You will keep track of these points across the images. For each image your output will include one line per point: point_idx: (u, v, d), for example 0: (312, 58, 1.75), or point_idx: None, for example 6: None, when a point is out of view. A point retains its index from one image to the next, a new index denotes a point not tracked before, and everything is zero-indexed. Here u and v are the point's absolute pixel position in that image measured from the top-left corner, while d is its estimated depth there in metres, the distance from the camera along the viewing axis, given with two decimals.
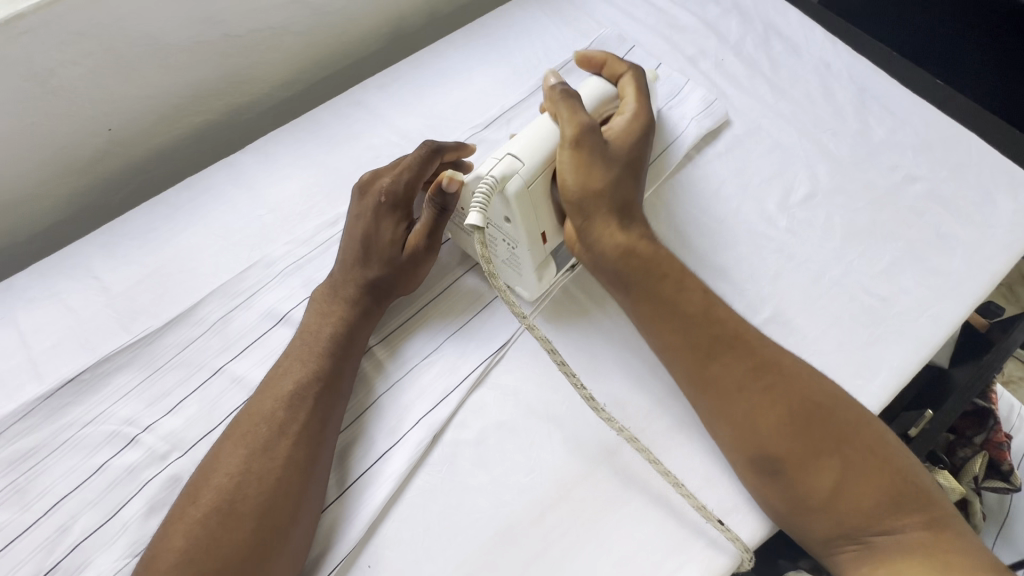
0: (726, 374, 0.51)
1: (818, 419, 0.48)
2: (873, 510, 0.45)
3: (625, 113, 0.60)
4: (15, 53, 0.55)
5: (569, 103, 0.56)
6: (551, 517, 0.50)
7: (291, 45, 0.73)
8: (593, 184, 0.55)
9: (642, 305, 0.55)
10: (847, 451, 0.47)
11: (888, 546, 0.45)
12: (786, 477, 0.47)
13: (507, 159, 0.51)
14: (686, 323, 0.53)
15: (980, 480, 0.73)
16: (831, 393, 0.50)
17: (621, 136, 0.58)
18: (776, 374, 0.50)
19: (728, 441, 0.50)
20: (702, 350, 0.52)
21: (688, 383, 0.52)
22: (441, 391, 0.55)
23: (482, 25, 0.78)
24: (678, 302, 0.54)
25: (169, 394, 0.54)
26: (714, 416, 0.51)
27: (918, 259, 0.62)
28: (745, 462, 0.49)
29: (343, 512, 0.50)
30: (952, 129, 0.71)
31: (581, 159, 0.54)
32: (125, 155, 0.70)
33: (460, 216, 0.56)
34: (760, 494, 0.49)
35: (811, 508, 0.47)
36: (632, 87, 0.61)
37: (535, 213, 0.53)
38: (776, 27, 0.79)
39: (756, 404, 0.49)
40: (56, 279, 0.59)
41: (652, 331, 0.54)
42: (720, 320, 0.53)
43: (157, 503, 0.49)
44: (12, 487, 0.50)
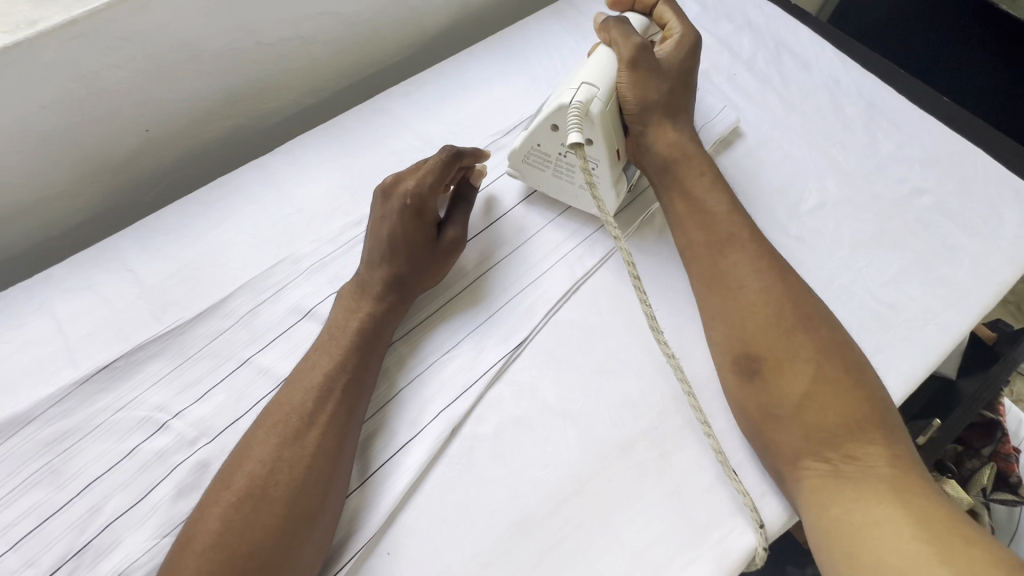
0: (732, 270, 0.56)
1: (802, 327, 0.52)
2: (838, 429, 0.48)
3: (672, 34, 0.66)
4: (65, 58, 0.58)
5: (622, 29, 0.62)
6: (565, 510, 0.51)
7: (320, 54, 0.76)
8: (651, 96, 0.61)
9: (678, 204, 0.61)
10: (823, 364, 0.50)
11: (852, 471, 0.46)
12: (762, 379, 0.51)
13: (586, 85, 0.58)
14: (702, 225, 0.59)
15: (988, 491, 0.74)
16: (820, 311, 0.54)
17: (672, 51, 0.64)
18: (773, 281, 0.55)
19: (720, 339, 0.55)
20: (711, 248, 0.57)
21: (698, 278, 0.58)
22: (460, 387, 0.56)
23: (503, 37, 0.81)
24: (701, 207, 0.60)
25: (199, 382, 0.56)
26: (713, 312, 0.55)
27: (924, 269, 0.64)
28: (729, 365, 0.53)
29: (366, 500, 0.51)
30: (958, 144, 0.73)
31: (639, 76, 0.61)
32: (159, 154, 0.73)
33: (538, 151, 0.63)
34: (736, 398, 0.53)
35: (781, 418, 0.50)
36: (669, 12, 0.67)
37: (612, 132, 0.60)
38: (787, 44, 0.82)
39: (749, 305, 0.54)
40: (93, 271, 0.62)
41: (680, 229, 0.60)
42: (731, 226, 0.58)
43: (186, 487, 0.51)
44: (47, 468, 0.52)
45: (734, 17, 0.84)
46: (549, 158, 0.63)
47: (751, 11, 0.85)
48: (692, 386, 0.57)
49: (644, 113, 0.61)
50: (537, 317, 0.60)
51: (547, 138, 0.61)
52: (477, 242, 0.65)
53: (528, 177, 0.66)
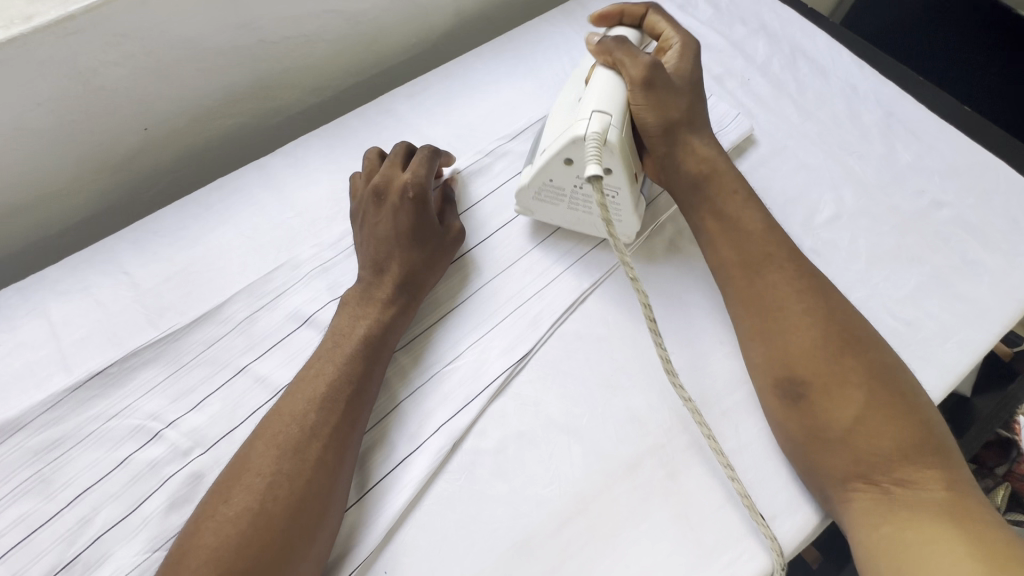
0: (772, 290, 0.54)
1: (851, 349, 0.50)
2: (890, 453, 0.46)
3: (672, 44, 0.64)
4: (62, 53, 0.56)
5: (626, 48, 0.59)
6: (569, 530, 0.49)
7: (324, 53, 0.75)
8: (673, 114, 0.59)
9: (709, 221, 0.59)
10: (874, 387, 0.49)
11: (906, 496, 0.45)
12: (808, 402, 0.49)
13: (598, 113, 0.55)
14: (740, 241, 0.57)
15: (1002, 511, 0.74)
16: (865, 330, 0.52)
17: (680, 62, 0.63)
18: (817, 301, 0.53)
19: (761, 362, 0.53)
20: (751, 265, 0.56)
21: (734, 297, 0.56)
22: (462, 400, 0.55)
23: (511, 38, 0.79)
24: (739, 221, 0.58)
25: (194, 391, 0.55)
26: (752, 334, 0.54)
27: (943, 285, 0.62)
28: (772, 388, 0.51)
29: (364, 516, 0.50)
30: (978, 155, 0.71)
31: (659, 95, 0.59)
32: (160, 153, 0.71)
33: (551, 186, 0.60)
34: (779, 422, 0.51)
35: (829, 441, 0.48)
36: (661, 21, 0.66)
37: (629, 157, 0.57)
38: (802, 48, 0.80)
39: (794, 325, 0.52)
40: (88, 273, 0.60)
41: (711, 247, 0.59)
42: (772, 242, 0.57)
43: (179, 499, 0.50)
44: (37, 477, 0.50)
45: (749, 21, 0.82)
46: (564, 191, 0.60)
47: (766, 14, 0.83)
48: (701, 403, 0.55)
49: (669, 134, 0.60)
50: (543, 327, 0.58)
51: (561, 173, 0.58)
52: (482, 248, 0.64)
53: (540, 212, 0.63)
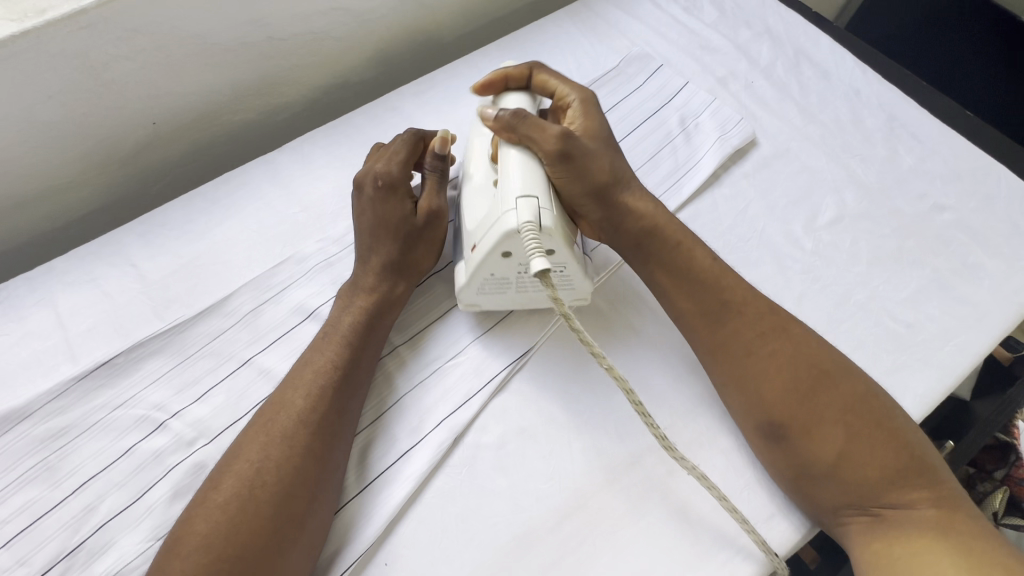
0: (735, 337, 0.53)
1: (823, 385, 0.49)
2: (876, 482, 0.46)
3: (571, 100, 0.60)
4: (73, 46, 0.57)
5: (528, 123, 0.54)
6: (568, 525, 0.50)
7: (330, 50, 0.75)
8: (598, 179, 0.55)
9: (660, 274, 0.56)
10: (852, 421, 0.48)
11: (898, 518, 0.45)
12: (789, 443, 0.49)
13: (525, 198, 0.50)
14: (696, 289, 0.55)
15: (998, 515, 0.76)
16: (837, 361, 0.51)
17: (586, 120, 0.58)
18: (782, 340, 0.52)
19: (739, 407, 0.52)
20: (711, 314, 0.54)
21: (700, 345, 0.54)
22: (463, 395, 0.55)
23: (517, 38, 0.80)
24: (690, 268, 0.55)
25: (198, 382, 0.55)
26: (723, 380, 0.53)
27: (943, 288, 0.62)
28: (753, 429, 0.51)
29: (362, 509, 0.50)
30: (981, 160, 0.71)
31: (576, 165, 0.54)
32: (166, 147, 0.72)
33: (494, 279, 0.54)
34: (765, 457, 0.51)
35: (816, 476, 0.48)
36: (551, 79, 0.61)
37: (566, 230, 0.53)
38: (806, 52, 0.80)
39: (761, 373, 0.51)
40: (96, 265, 0.61)
41: (667, 298, 0.56)
42: (729, 287, 0.54)
43: (182, 489, 0.50)
44: (42, 465, 0.51)
45: (753, 24, 0.83)
46: (508, 280, 0.54)
47: (771, 18, 0.83)
48: (700, 403, 0.56)
49: (600, 198, 0.55)
50: (545, 326, 0.59)
51: (501, 266, 0.53)
52: None
53: (487, 304, 0.58)
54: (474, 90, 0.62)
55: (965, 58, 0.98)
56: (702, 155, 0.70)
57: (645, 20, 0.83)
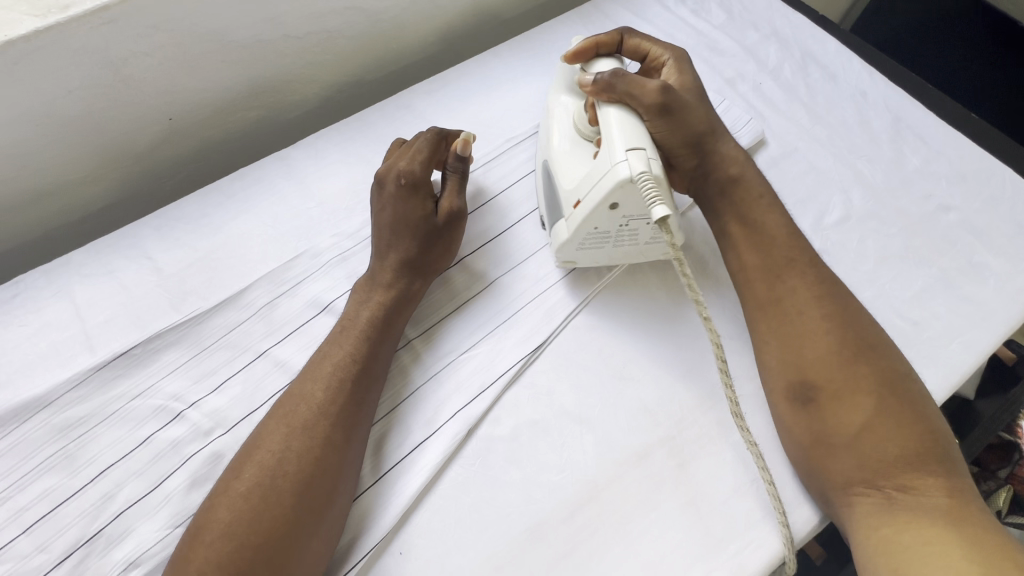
0: (792, 294, 0.54)
1: (863, 355, 0.51)
2: (895, 460, 0.47)
3: (664, 58, 0.64)
4: (93, 42, 0.58)
5: (633, 78, 0.56)
6: (580, 516, 0.50)
7: (344, 48, 0.76)
8: (697, 128, 0.59)
9: (735, 225, 0.59)
10: (883, 396, 0.49)
11: (909, 502, 0.45)
12: (817, 406, 0.50)
13: (635, 150, 0.50)
14: (761, 247, 0.57)
15: (1004, 513, 0.77)
16: (881, 339, 0.52)
17: (682, 73, 0.63)
18: (835, 307, 0.53)
19: (776, 363, 0.53)
20: (772, 270, 0.56)
21: (754, 300, 0.56)
22: (477, 388, 0.56)
23: (528, 39, 0.81)
24: (761, 227, 0.58)
25: (215, 373, 0.56)
26: (769, 335, 0.54)
27: (949, 286, 0.63)
28: (784, 392, 0.52)
29: (376, 499, 0.51)
30: (985, 161, 0.72)
31: (677, 114, 0.58)
32: (182, 142, 0.73)
33: (596, 233, 0.56)
34: (787, 424, 0.52)
35: (834, 444, 0.49)
36: (642, 42, 0.65)
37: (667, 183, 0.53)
38: (813, 54, 0.81)
39: (811, 331, 0.52)
40: (113, 257, 0.62)
41: (733, 253, 0.58)
42: (796, 246, 0.57)
43: (200, 478, 0.51)
44: (62, 453, 0.52)
45: (761, 26, 0.84)
46: (608, 235, 0.56)
47: (778, 20, 0.85)
48: (711, 397, 0.56)
49: (697, 146, 0.60)
50: (557, 320, 0.60)
51: (604, 219, 0.54)
52: (493, 243, 0.65)
53: (583, 259, 0.60)
54: (565, 58, 0.64)
55: (969, 63, 1.00)
56: None
57: (655, 22, 0.84)
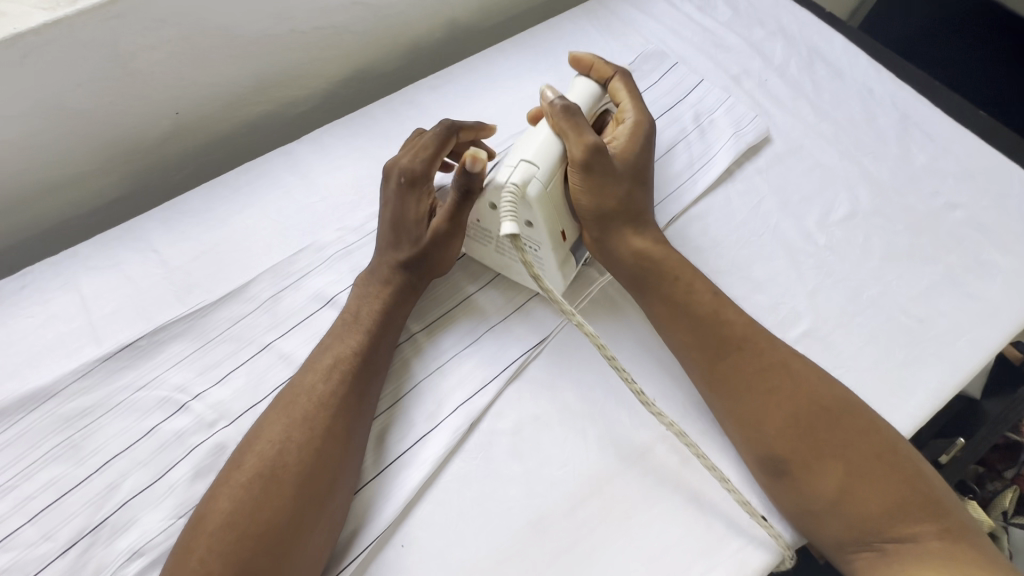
0: (735, 372, 0.52)
1: (822, 422, 0.49)
2: (880, 517, 0.45)
3: (626, 119, 0.62)
4: (102, 36, 0.58)
5: (573, 122, 0.55)
6: (583, 510, 0.50)
7: (350, 44, 0.77)
8: (609, 203, 0.57)
9: (657, 306, 0.56)
10: (851, 457, 0.47)
11: (904, 552, 0.45)
12: (791, 479, 0.48)
13: (526, 162, 0.53)
14: (695, 323, 0.54)
15: (1008, 515, 0.74)
16: (836, 396, 0.50)
17: (629, 143, 0.60)
18: (782, 377, 0.51)
19: (740, 439, 0.51)
20: (711, 350, 0.53)
21: (700, 379, 0.54)
22: (480, 381, 0.56)
23: (533, 35, 0.81)
24: (689, 304, 0.55)
25: (219, 365, 0.56)
26: (726, 413, 0.52)
27: (956, 283, 0.63)
28: (758, 466, 0.50)
29: (380, 489, 0.51)
30: (994, 158, 0.71)
31: (598, 180, 0.57)
32: (187, 137, 0.73)
33: (480, 226, 0.59)
34: (770, 494, 0.50)
35: (818, 512, 0.47)
36: (624, 92, 0.63)
37: (555, 211, 0.55)
38: (820, 51, 0.81)
39: (762, 406, 0.50)
40: (121, 251, 0.62)
41: (665, 328, 0.56)
42: (727, 322, 0.54)
43: (203, 469, 0.51)
44: (67, 443, 0.52)
45: (767, 23, 0.83)
46: (490, 234, 0.59)
47: (785, 18, 0.84)
48: None
49: (604, 222, 0.58)
50: (559, 317, 0.60)
51: (488, 216, 0.57)
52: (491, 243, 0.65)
53: (472, 249, 0.62)
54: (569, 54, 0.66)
55: (975, 61, 1.00)
56: (716, 151, 0.71)
57: (661, 19, 0.84)
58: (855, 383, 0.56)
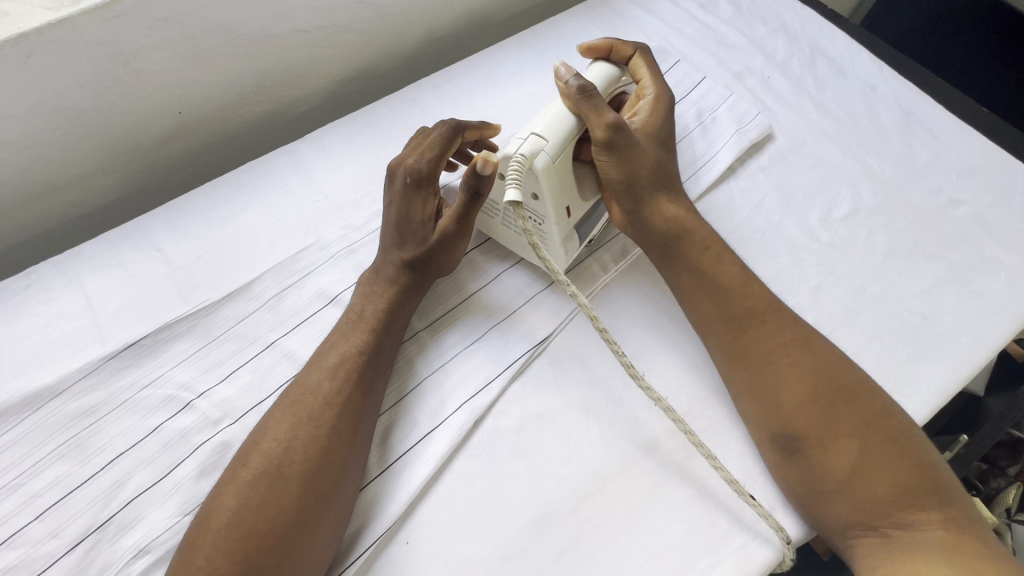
0: (758, 346, 0.52)
1: (841, 397, 0.49)
2: (887, 500, 0.46)
3: (648, 94, 0.63)
4: (106, 36, 0.58)
5: (592, 101, 0.56)
6: (587, 507, 0.50)
7: (351, 43, 0.77)
8: (639, 172, 0.58)
9: (686, 276, 0.57)
10: (866, 435, 0.48)
11: (908, 537, 0.45)
12: (805, 454, 0.48)
13: (535, 136, 0.53)
14: (718, 299, 0.55)
15: (1012, 512, 0.74)
16: (856, 374, 0.51)
17: (652, 116, 0.61)
18: (803, 352, 0.51)
19: (755, 415, 0.51)
20: (734, 322, 0.54)
21: (720, 354, 0.54)
22: (484, 379, 0.56)
23: (535, 33, 0.81)
24: (714, 278, 0.56)
25: (224, 363, 0.57)
26: (744, 389, 0.52)
27: (959, 280, 0.63)
28: (769, 443, 0.50)
29: (385, 486, 0.51)
30: (996, 155, 0.71)
31: (623, 152, 0.57)
32: (190, 136, 0.73)
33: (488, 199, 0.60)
34: (779, 474, 0.50)
35: (827, 491, 0.47)
36: (644, 69, 0.64)
37: (561, 186, 0.55)
38: (822, 48, 0.81)
39: (784, 378, 0.51)
40: (124, 250, 0.62)
41: (689, 304, 0.57)
42: (752, 296, 0.55)
43: (209, 467, 0.51)
44: (73, 442, 0.52)
45: (769, 20, 0.83)
46: (498, 207, 0.59)
47: (787, 15, 0.84)
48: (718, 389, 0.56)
49: (634, 191, 0.58)
50: (563, 314, 0.60)
51: (497, 188, 0.57)
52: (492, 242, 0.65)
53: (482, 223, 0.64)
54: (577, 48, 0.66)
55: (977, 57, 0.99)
56: (719, 148, 0.71)
57: (662, 16, 0.84)
58: None
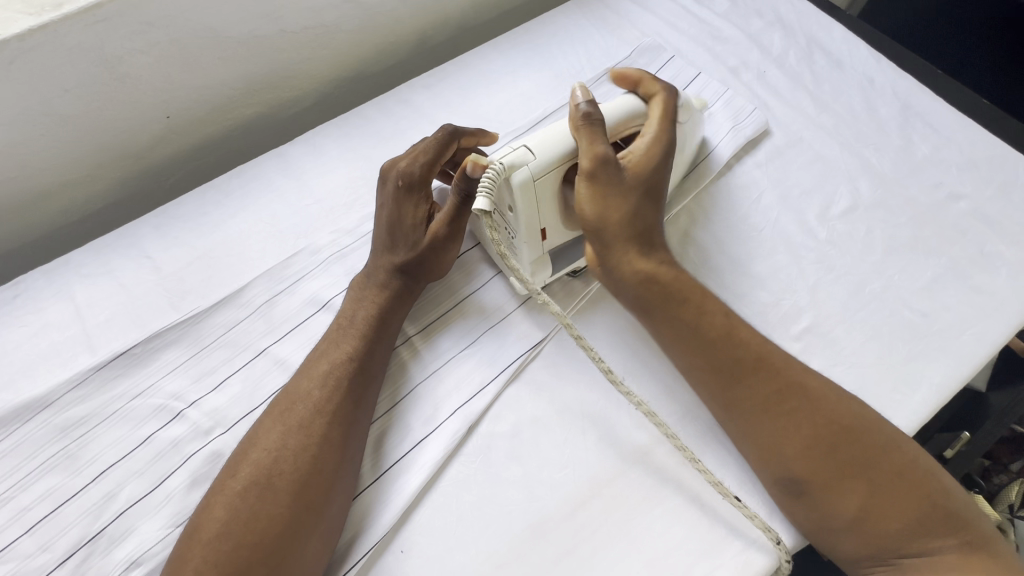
0: (752, 395, 0.50)
1: (845, 441, 0.47)
2: (900, 533, 0.45)
3: (650, 135, 0.58)
4: (89, 40, 0.57)
5: (588, 129, 0.53)
6: (583, 513, 0.50)
7: (341, 43, 0.76)
8: (612, 219, 0.55)
9: (662, 328, 0.54)
10: (874, 475, 0.46)
11: (922, 566, 0.44)
12: (811, 499, 0.47)
13: (522, 149, 0.52)
14: (705, 345, 0.52)
15: (1014, 508, 0.74)
16: (857, 415, 0.49)
17: (646, 160, 0.57)
18: (801, 396, 0.49)
19: (756, 457, 0.50)
20: (725, 372, 0.51)
21: (712, 402, 0.52)
22: (478, 384, 0.55)
23: (528, 30, 0.80)
24: (700, 325, 0.53)
25: (214, 371, 0.56)
26: (742, 433, 0.50)
27: (960, 276, 0.62)
28: (773, 484, 0.49)
29: (378, 495, 0.51)
30: (996, 147, 0.70)
31: (601, 191, 0.54)
32: (179, 141, 0.72)
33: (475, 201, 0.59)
34: (786, 510, 0.49)
35: (838, 529, 0.46)
36: (659, 110, 0.59)
37: (539, 206, 0.54)
38: (819, 41, 0.80)
39: (781, 425, 0.49)
40: (113, 258, 0.62)
41: (673, 351, 0.54)
42: (743, 340, 0.52)
43: (200, 477, 0.51)
44: (63, 453, 0.52)
45: (765, 13, 0.82)
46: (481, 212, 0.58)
47: (783, 7, 0.83)
48: None
49: (605, 238, 0.55)
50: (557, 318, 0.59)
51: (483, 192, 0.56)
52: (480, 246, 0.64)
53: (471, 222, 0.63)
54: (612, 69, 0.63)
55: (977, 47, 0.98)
56: (715, 145, 0.70)
57: (656, 11, 0.82)
58: (858, 379, 0.56)
